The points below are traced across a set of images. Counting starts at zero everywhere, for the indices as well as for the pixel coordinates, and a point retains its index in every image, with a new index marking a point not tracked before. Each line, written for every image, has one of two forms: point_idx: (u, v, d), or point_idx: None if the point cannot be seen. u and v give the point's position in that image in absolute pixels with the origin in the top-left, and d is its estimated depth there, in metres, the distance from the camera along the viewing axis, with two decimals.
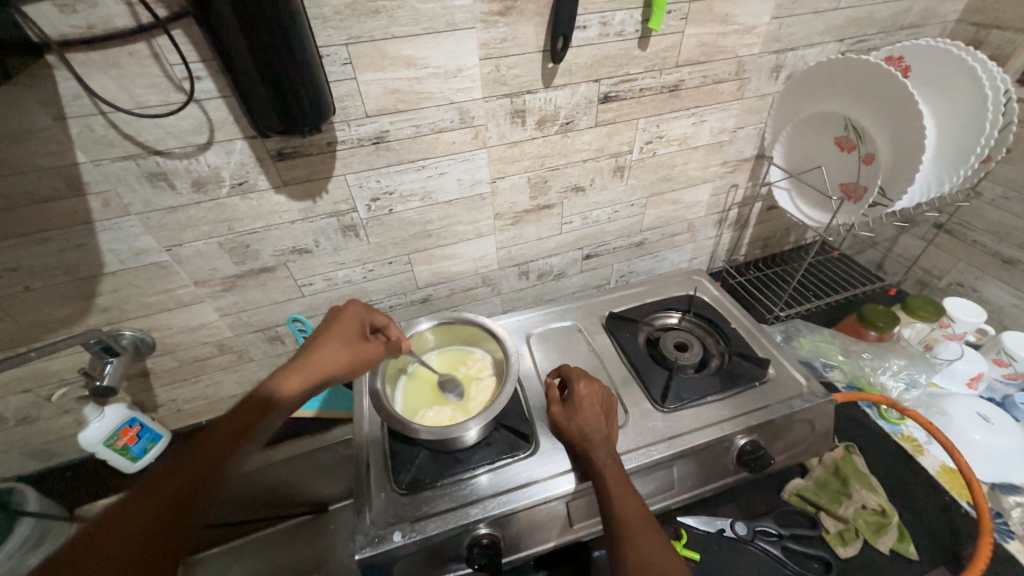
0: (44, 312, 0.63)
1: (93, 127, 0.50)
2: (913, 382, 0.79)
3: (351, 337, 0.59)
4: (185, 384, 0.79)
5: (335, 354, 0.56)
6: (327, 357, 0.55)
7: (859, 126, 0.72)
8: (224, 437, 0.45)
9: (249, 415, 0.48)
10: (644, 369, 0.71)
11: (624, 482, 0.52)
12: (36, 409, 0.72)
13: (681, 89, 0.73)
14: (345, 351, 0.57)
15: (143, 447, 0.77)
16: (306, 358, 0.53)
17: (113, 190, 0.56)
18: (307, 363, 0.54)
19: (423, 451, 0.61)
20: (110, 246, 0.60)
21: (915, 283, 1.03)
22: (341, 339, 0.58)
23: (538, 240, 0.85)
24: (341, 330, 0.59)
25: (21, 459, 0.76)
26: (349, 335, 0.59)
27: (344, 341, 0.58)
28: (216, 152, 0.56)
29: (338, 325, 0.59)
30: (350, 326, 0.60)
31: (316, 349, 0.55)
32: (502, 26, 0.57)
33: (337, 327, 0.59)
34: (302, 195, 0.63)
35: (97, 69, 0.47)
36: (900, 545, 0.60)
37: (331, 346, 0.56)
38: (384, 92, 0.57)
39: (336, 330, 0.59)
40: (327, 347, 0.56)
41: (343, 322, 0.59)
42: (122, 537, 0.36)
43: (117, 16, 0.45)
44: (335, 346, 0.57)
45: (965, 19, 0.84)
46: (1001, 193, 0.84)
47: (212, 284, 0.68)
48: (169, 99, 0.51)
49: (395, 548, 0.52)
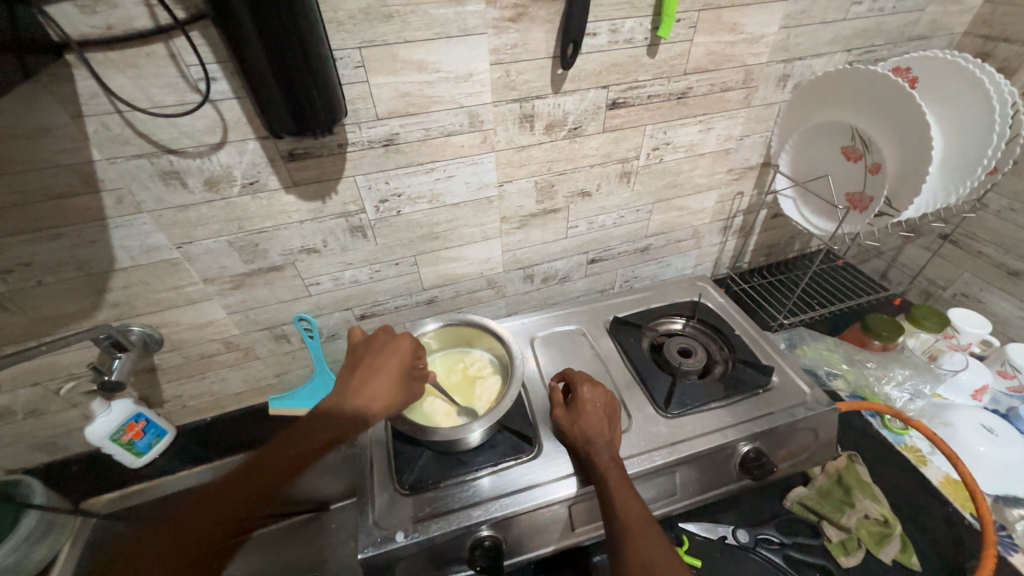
0: (56, 306, 0.63)
1: (109, 125, 0.51)
2: (919, 393, 0.79)
3: (397, 370, 0.58)
4: (191, 381, 0.80)
5: (381, 388, 0.56)
6: (374, 389, 0.56)
7: (866, 137, 0.72)
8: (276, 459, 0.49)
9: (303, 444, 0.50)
10: (647, 374, 0.71)
11: (626, 486, 0.53)
12: (44, 403, 0.73)
13: (688, 97, 0.73)
14: (391, 387, 0.57)
15: (147, 443, 0.79)
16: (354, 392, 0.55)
17: (127, 188, 0.56)
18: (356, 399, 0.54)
19: (426, 451, 0.62)
20: (122, 242, 0.61)
21: (920, 293, 1.03)
22: (386, 372, 0.57)
23: (543, 244, 0.85)
24: (387, 363, 0.58)
25: (27, 452, 0.77)
26: (394, 367, 0.58)
27: (390, 374, 0.57)
28: (229, 152, 0.57)
29: (384, 356, 0.58)
30: (398, 359, 0.58)
31: (365, 382, 0.56)
32: (513, 32, 0.58)
33: (382, 359, 0.58)
34: (312, 195, 0.64)
35: (115, 68, 0.48)
36: (903, 556, 0.60)
37: (378, 380, 0.56)
38: (395, 95, 0.58)
39: (381, 363, 0.58)
40: (375, 381, 0.56)
41: (388, 354, 0.58)
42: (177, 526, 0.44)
43: (136, 17, 0.46)
44: (381, 379, 0.56)
45: (972, 31, 0.84)
46: (1008, 205, 0.84)
47: (220, 282, 0.69)
48: (185, 99, 0.51)
49: (397, 548, 0.52)
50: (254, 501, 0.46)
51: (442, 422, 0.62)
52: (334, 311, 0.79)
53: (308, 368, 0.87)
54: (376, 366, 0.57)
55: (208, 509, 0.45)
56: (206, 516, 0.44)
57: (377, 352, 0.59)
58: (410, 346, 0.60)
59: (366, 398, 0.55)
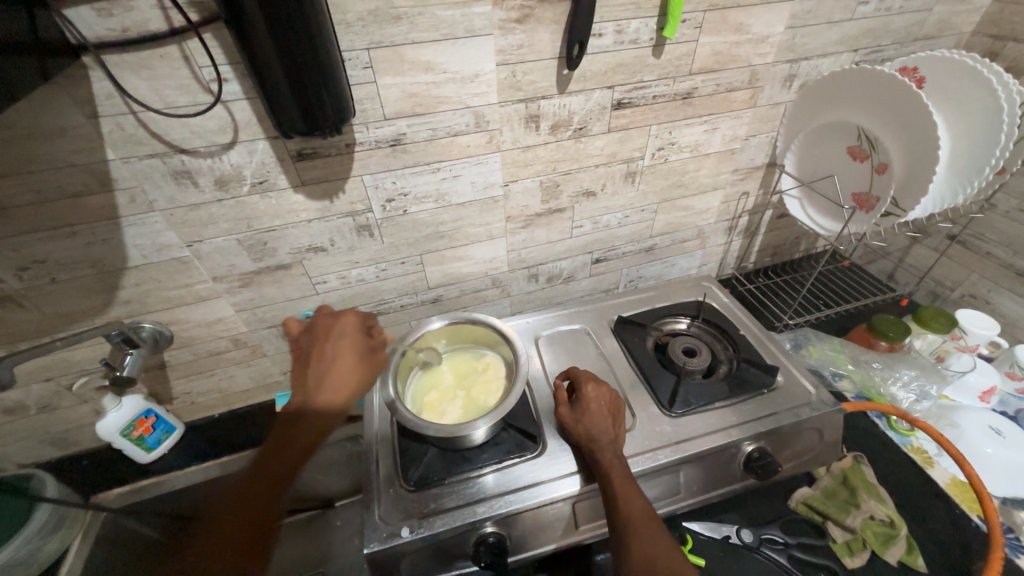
0: (69, 303, 0.65)
1: (124, 125, 0.52)
2: (925, 394, 0.78)
3: (349, 346, 0.56)
4: (199, 378, 0.81)
5: (340, 371, 0.54)
6: (339, 375, 0.54)
7: (873, 137, 0.72)
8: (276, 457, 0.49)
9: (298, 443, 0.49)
10: (651, 374, 0.71)
11: (629, 483, 0.53)
12: (56, 398, 0.74)
13: (693, 97, 0.73)
14: (351, 366, 0.55)
15: (156, 439, 0.80)
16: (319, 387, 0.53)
17: (140, 186, 0.57)
18: (319, 387, 0.53)
19: (431, 448, 0.62)
20: (134, 240, 0.62)
21: (927, 294, 1.02)
22: (340, 352, 0.56)
23: (548, 243, 0.86)
24: (337, 343, 0.56)
25: (40, 446, 0.78)
26: (345, 345, 0.56)
27: (344, 353, 0.56)
28: (239, 152, 0.58)
29: (329, 339, 0.56)
30: (343, 338, 0.57)
31: (326, 373, 0.54)
32: (519, 33, 0.58)
33: (328, 341, 0.56)
34: (320, 195, 0.65)
35: (129, 70, 0.49)
36: (908, 557, 0.60)
37: (338, 366, 0.54)
38: (402, 96, 0.59)
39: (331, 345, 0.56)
40: (335, 368, 0.54)
41: (332, 334, 0.57)
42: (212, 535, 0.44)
43: (150, 20, 0.47)
44: (334, 364, 0.55)
45: (981, 31, 0.84)
46: (1016, 206, 0.83)
47: (230, 280, 0.70)
48: (196, 100, 0.52)
49: (403, 543, 0.53)
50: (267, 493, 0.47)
51: (428, 414, 0.64)
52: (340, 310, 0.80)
53: None
54: (328, 348, 0.56)
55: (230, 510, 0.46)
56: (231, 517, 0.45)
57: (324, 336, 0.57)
58: (350, 320, 0.59)
59: (330, 384, 0.53)
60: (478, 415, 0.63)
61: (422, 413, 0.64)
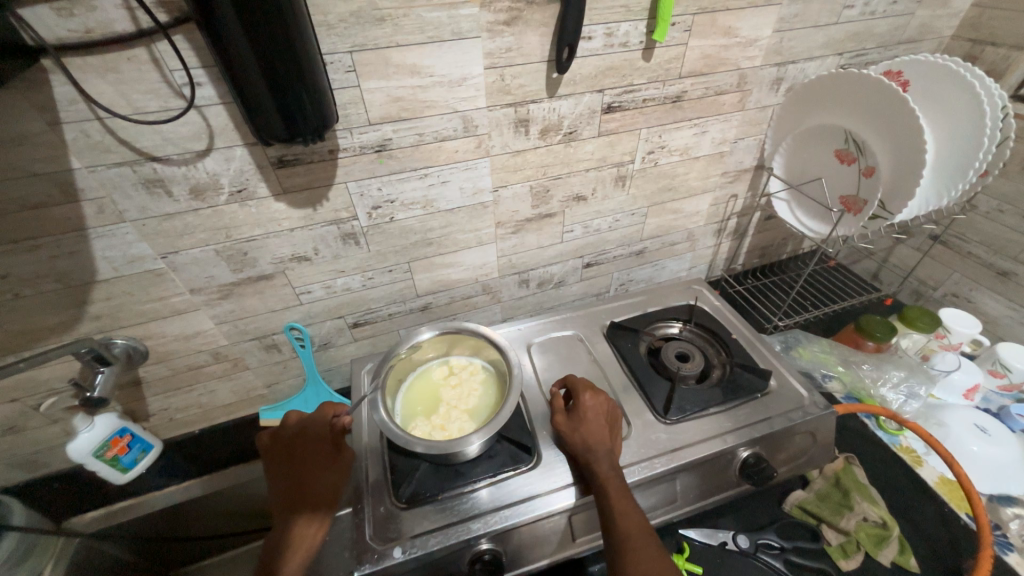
0: (33, 320, 0.61)
1: (90, 131, 0.49)
2: (913, 395, 0.79)
3: (322, 445, 0.60)
4: (177, 394, 0.77)
5: (336, 461, 0.60)
6: (334, 467, 0.59)
7: (860, 140, 0.73)
8: (333, 469, 0.59)
9: (340, 475, 0.59)
10: (645, 380, 0.70)
11: (626, 497, 0.52)
12: (22, 419, 0.69)
13: (683, 101, 0.73)
14: (329, 469, 0.59)
15: (133, 458, 0.77)
16: (328, 480, 0.58)
17: (109, 196, 0.54)
18: (314, 482, 0.58)
19: (423, 463, 0.60)
20: (104, 253, 0.59)
21: (911, 293, 1.04)
22: (314, 454, 0.59)
23: (539, 248, 0.84)
24: (309, 445, 0.59)
25: (6, 470, 0.73)
26: (317, 445, 0.59)
27: (319, 453, 0.59)
28: (215, 159, 0.55)
29: (300, 443, 0.60)
30: (315, 439, 0.60)
31: (326, 470, 0.59)
32: (508, 35, 0.57)
33: (303, 437, 0.60)
34: (302, 203, 0.62)
35: (94, 73, 0.46)
36: (901, 558, 0.60)
37: (328, 462, 0.59)
38: (387, 99, 0.57)
39: (306, 447, 0.59)
40: (329, 465, 0.59)
41: (304, 430, 0.61)
42: (309, 501, 0.56)
43: (116, 20, 0.44)
44: (325, 463, 0.59)
45: (960, 35, 0.85)
46: (996, 206, 0.85)
47: (208, 292, 0.67)
48: (168, 105, 0.50)
49: (395, 564, 0.51)
50: (331, 485, 0.58)
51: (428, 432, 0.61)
52: (326, 320, 0.77)
53: (300, 378, 0.85)
54: (302, 450, 0.59)
55: (317, 488, 0.57)
56: (312, 487, 0.57)
57: (297, 441, 0.60)
58: (313, 420, 0.61)
59: (316, 486, 0.57)
60: (471, 427, 0.61)
61: (421, 432, 0.61)
